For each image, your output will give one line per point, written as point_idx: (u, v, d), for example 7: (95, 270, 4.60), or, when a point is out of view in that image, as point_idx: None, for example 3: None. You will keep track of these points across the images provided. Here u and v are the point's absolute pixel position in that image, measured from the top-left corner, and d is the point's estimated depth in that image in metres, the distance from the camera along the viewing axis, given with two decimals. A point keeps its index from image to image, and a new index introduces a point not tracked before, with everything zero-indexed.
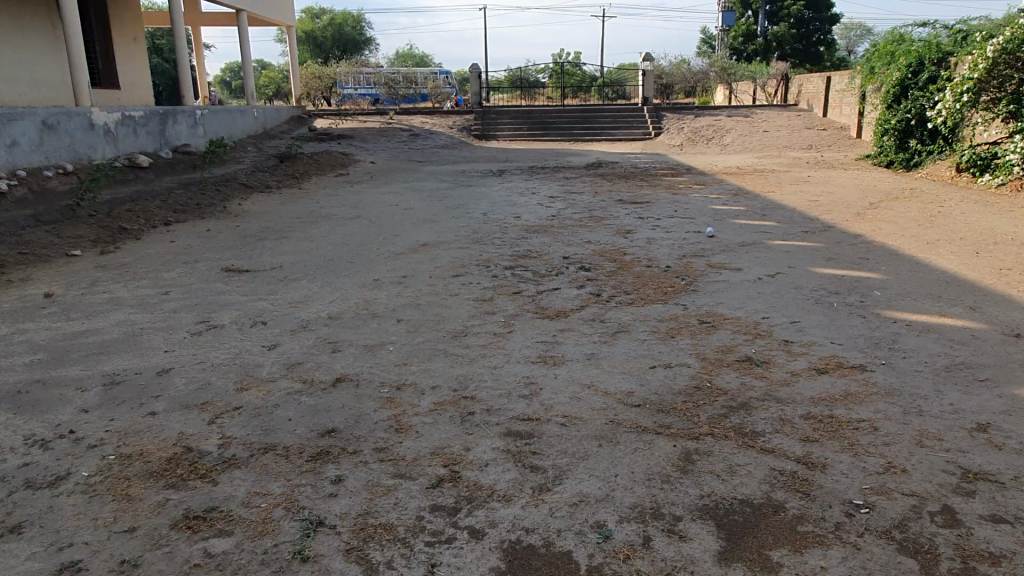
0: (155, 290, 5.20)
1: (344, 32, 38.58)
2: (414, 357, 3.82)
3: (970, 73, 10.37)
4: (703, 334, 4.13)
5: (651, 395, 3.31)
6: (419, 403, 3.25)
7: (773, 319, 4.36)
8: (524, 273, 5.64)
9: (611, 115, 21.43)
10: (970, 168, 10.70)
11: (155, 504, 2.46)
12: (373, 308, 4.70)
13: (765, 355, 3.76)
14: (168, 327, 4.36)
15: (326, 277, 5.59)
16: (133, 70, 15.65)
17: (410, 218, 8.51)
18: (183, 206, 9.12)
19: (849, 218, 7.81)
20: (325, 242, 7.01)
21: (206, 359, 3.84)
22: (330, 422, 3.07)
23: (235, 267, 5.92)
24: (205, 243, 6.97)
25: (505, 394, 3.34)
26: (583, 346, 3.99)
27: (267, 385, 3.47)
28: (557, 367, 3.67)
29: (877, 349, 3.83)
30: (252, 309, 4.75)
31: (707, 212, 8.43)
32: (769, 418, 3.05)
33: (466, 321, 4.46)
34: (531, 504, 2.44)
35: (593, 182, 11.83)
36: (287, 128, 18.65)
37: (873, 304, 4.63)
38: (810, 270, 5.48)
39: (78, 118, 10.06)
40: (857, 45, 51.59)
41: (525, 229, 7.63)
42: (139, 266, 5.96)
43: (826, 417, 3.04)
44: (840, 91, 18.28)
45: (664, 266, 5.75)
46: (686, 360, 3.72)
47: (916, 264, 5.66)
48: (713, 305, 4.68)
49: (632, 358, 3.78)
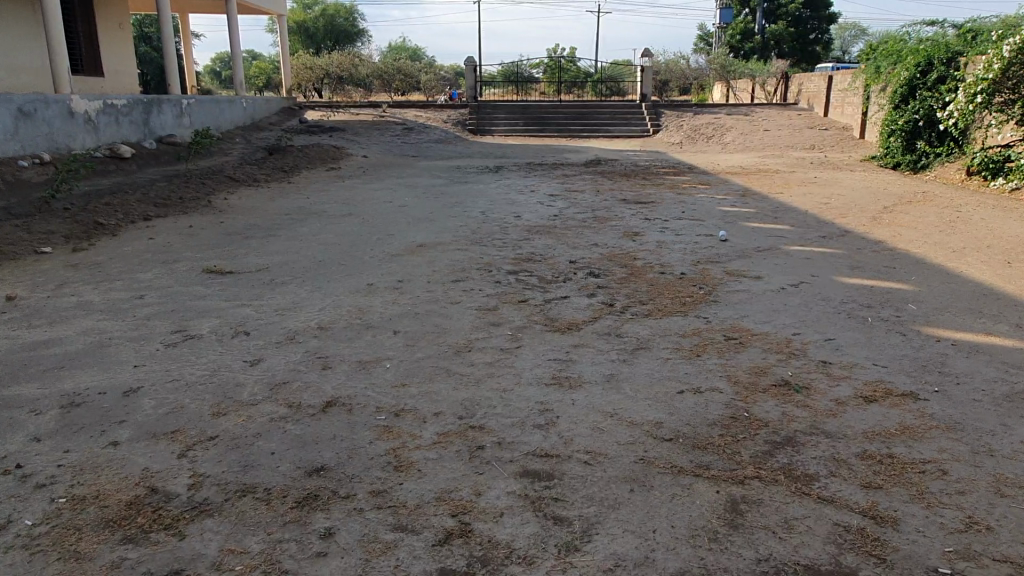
0: (129, 294, 4.77)
1: (337, 23, 37.98)
2: (414, 377, 3.43)
3: (984, 73, 9.96)
4: (732, 353, 3.75)
5: (682, 426, 2.93)
6: (421, 434, 2.86)
7: (805, 335, 4.01)
8: (529, 279, 5.26)
9: (609, 111, 21.07)
10: (981, 171, 10.40)
11: (106, 567, 2.05)
12: (367, 318, 4.30)
13: (803, 379, 3.39)
14: (141, 337, 3.94)
15: (315, 281, 5.18)
16: (118, 57, 15.11)
17: (405, 216, 8.12)
18: (165, 199, 8.67)
19: (865, 223, 7.47)
20: (315, 241, 6.59)
21: (180, 376, 3.43)
22: (319, 457, 2.67)
23: (217, 268, 5.51)
24: (186, 241, 6.54)
25: (517, 424, 2.95)
26: (601, 365, 3.60)
27: (248, 409, 3.06)
28: (575, 391, 3.28)
29: (927, 373, 3.46)
30: (234, 317, 4.34)
31: (716, 214, 8.08)
32: (821, 457, 2.67)
33: (469, 334, 4.06)
34: (558, 569, 2.05)
35: (593, 180, 11.47)
36: (277, 119, 18.18)
37: (911, 319, 4.27)
38: (835, 280, 5.13)
39: (56, 105, 9.62)
40: (853, 45, 51.88)
41: (528, 230, 7.25)
42: (114, 266, 5.53)
43: (887, 458, 2.66)
44: (842, 90, 17.97)
45: (679, 273, 5.39)
46: (718, 384, 3.34)
47: (947, 274, 5.32)
48: (737, 318, 4.31)
49: (656, 380, 3.40)
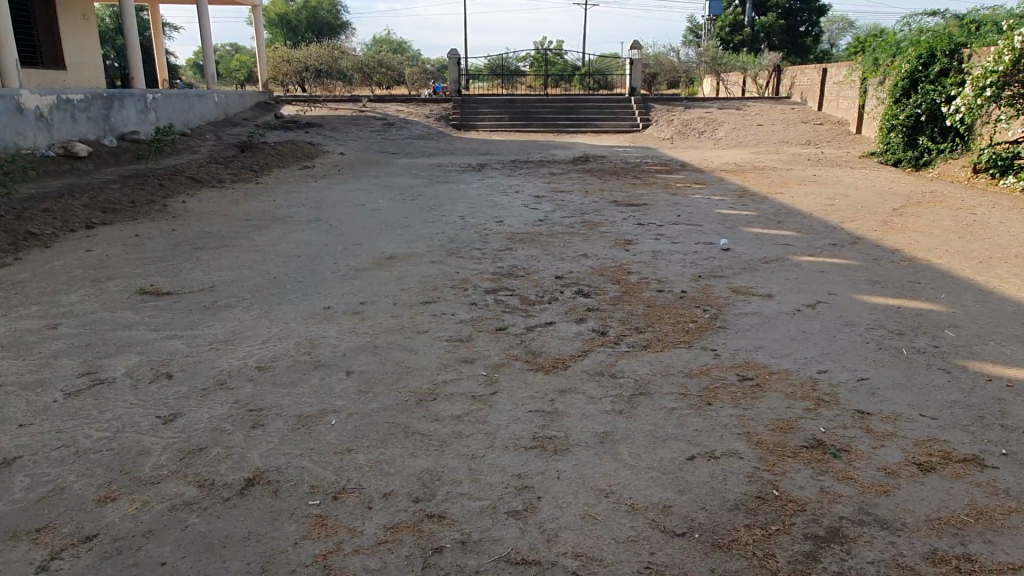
0: (42, 324, 4.08)
1: (319, 15, 37.03)
2: (364, 439, 2.77)
3: (994, 65, 9.47)
4: (749, 400, 3.12)
5: (697, 512, 2.31)
6: (363, 529, 2.22)
7: (832, 374, 3.39)
8: (509, 300, 4.63)
9: (597, 105, 20.41)
10: (989, 169, 9.74)
11: None
12: (316, 354, 3.64)
13: (840, 439, 2.77)
14: (39, 384, 3.26)
15: (265, 303, 4.52)
16: (82, 49, 14.28)
17: (377, 221, 7.44)
18: (116, 203, 7.97)
19: (876, 228, 6.87)
20: (273, 253, 5.92)
21: (72, 441, 2.75)
22: (223, 571, 2.02)
23: (154, 288, 4.83)
24: (127, 253, 5.84)
25: (487, 511, 2.32)
26: (593, 418, 2.97)
27: (146, 492, 2.40)
28: (560, 458, 2.65)
29: (988, 428, 2.84)
30: (159, 353, 3.67)
31: (714, 218, 7.47)
32: (879, 562, 2.07)
33: (435, 375, 3.40)
34: None
35: (581, 179, 10.84)
36: (252, 114, 17.41)
37: (953, 352, 3.65)
38: (856, 300, 4.53)
39: (3, 100, 8.87)
40: (839, 38, 51.43)
41: (510, 237, 6.62)
42: (36, 286, 4.84)
43: (966, 563, 2.06)
44: (837, 83, 17.42)
45: (679, 291, 4.77)
46: (737, 446, 2.72)
47: (979, 291, 4.71)
48: (750, 351, 3.69)
49: (660, 441, 2.77)
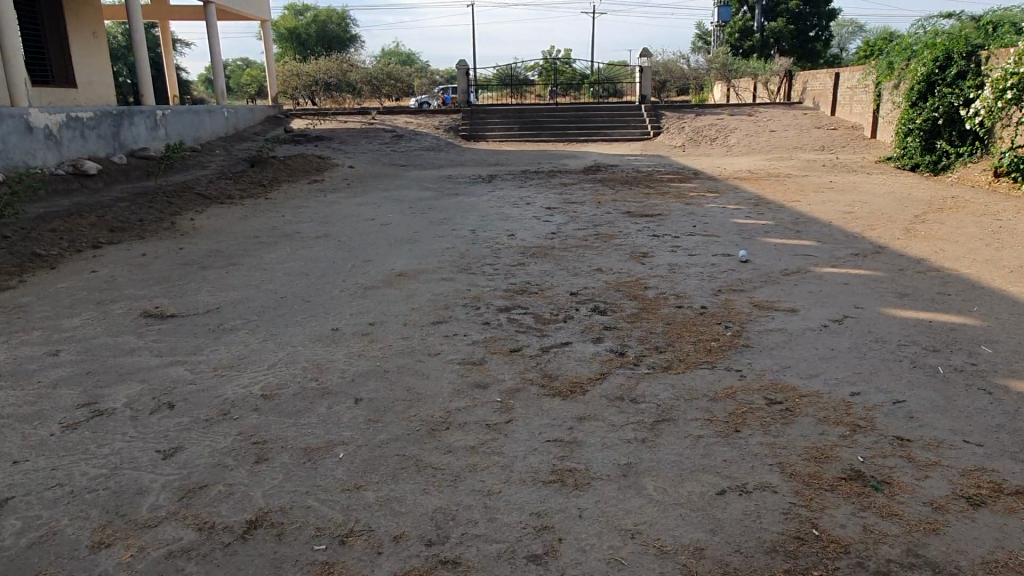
0: (44, 351, 3.97)
1: (329, 28, 37.20)
2: (374, 474, 2.63)
3: (1015, 67, 9.27)
4: (780, 425, 2.96)
5: (731, 555, 2.14)
6: None
7: (866, 396, 3.21)
8: (523, 319, 4.48)
9: (607, 113, 20.27)
10: (1010, 172, 9.49)
11: None
12: (325, 380, 3.51)
13: (881, 470, 2.59)
14: (37, 417, 3.13)
15: (272, 325, 4.39)
16: (92, 66, 14.28)
17: (386, 236, 7.33)
18: (123, 222, 7.90)
19: (898, 236, 6.69)
20: (281, 272, 5.81)
21: (66, 479, 2.61)
22: None
23: (158, 311, 4.72)
24: (133, 273, 5.75)
25: (506, 555, 2.16)
26: (615, 447, 2.81)
27: (143, 536, 2.26)
28: (582, 493, 2.49)
29: None
30: (162, 380, 3.55)
31: (731, 228, 7.30)
32: None
33: (447, 402, 3.25)
34: None
35: (594, 190, 10.71)
36: (262, 128, 17.43)
37: (992, 370, 3.46)
38: (885, 314, 4.35)
39: (13, 120, 8.83)
40: (850, 42, 51.07)
41: (522, 251, 6.49)
42: (40, 310, 4.75)
43: None
44: (850, 88, 17.22)
45: (699, 306, 4.61)
46: (770, 478, 2.55)
47: (1013, 302, 4.52)
48: (778, 371, 3.52)
49: (687, 472, 2.61)
